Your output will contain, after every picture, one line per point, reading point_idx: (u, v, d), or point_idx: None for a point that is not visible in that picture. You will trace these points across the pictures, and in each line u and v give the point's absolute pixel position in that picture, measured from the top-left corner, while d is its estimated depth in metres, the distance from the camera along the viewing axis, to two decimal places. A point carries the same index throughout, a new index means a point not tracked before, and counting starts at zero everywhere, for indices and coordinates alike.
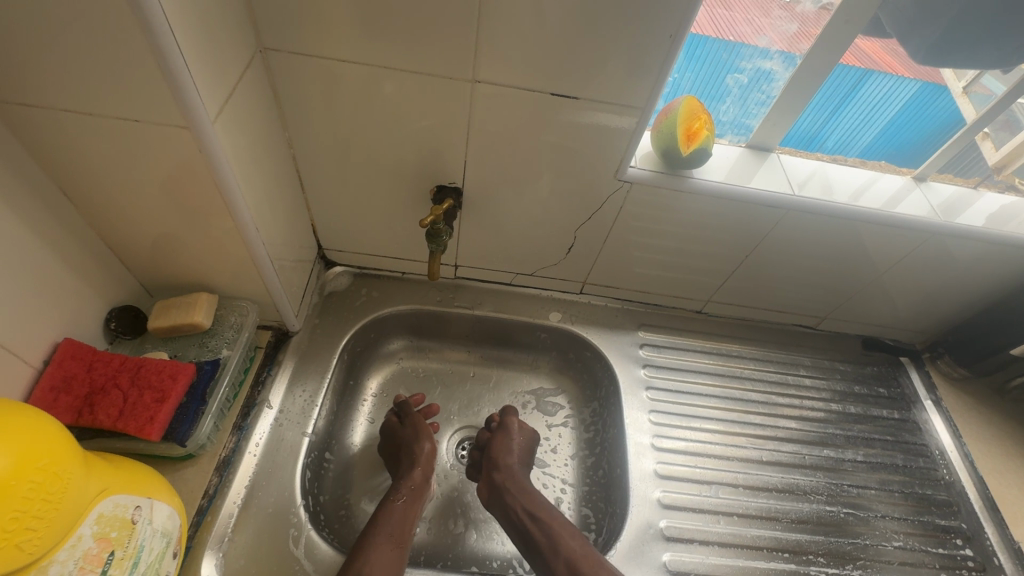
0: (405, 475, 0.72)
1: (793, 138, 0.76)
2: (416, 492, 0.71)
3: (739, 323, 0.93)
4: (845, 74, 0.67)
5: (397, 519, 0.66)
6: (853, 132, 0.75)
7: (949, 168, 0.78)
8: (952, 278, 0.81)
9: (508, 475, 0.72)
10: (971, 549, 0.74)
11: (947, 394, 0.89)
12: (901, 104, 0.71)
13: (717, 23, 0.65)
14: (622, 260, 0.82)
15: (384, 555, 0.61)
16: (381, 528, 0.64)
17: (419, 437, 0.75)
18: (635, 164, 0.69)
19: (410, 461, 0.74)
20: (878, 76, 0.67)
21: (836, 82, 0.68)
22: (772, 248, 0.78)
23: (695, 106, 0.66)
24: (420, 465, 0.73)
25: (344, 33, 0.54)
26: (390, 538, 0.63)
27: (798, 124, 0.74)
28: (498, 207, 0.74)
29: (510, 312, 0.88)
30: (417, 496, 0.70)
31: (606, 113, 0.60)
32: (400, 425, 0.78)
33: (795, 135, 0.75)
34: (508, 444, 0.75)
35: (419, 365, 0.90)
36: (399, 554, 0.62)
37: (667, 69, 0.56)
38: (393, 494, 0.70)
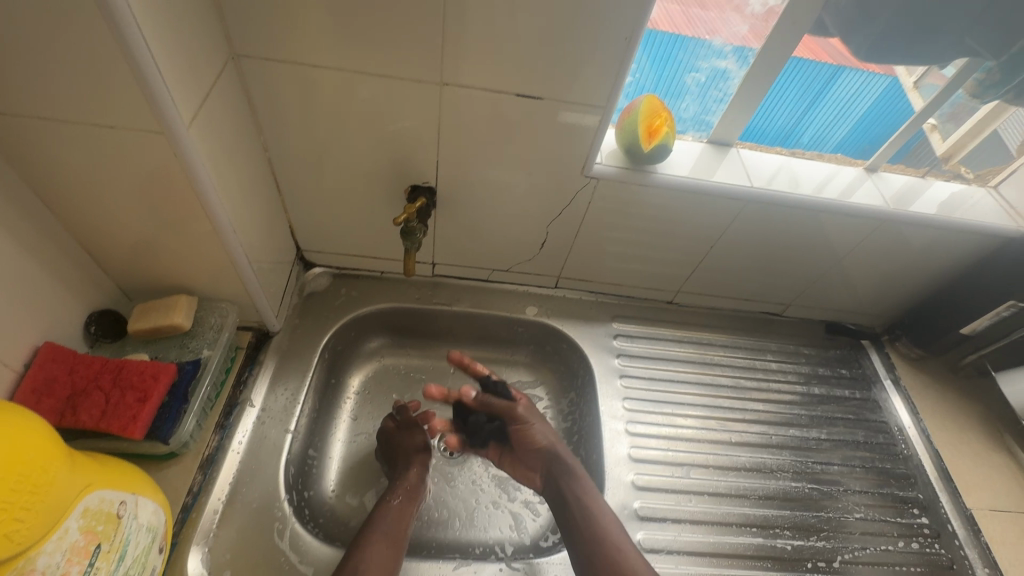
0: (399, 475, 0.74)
1: (764, 134, 0.79)
2: (411, 492, 0.72)
3: (709, 312, 0.97)
4: (814, 68, 0.70)
5: (392, 519, 0.68)
6: (819, 125, 0.78)
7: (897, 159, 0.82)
8: (904, 262, 0.85)
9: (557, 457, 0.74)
10: (927, 517, 0.78)
11: (904, 373, 0.94)
12: (871, 99, 0.74)
13: (693, 22, 0.67)
14: (594, 253, 0.85)
15: (380, 552, 0.63)
16: (378, 529, 0.66)
17: (418, 437, 0.78)
18: (601, 160, 0.71)
19: (406, 462, 0.76)
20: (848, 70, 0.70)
21: (804, 76, 0.71)
22: (735, 239, 0.82)
23: (656, 104, 0.69)
24: (417, 466, 0.75)
25: (315, 39, 0.56)
26: (385, 537, 0.65)
27: (767, 120, 0.77)
28: (472, 205, 0.76)
29: (488, 308, 0.90)
30: (411, 497, 0.72)
31: (571, 112, 0.63)
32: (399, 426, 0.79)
33: (768, 133, 0.78)
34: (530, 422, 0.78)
35: (400, 362, 0.92)
36: (395, 552, 0.64)
37: (625, 69, 0.59)
38: (388, 496, 0.71)
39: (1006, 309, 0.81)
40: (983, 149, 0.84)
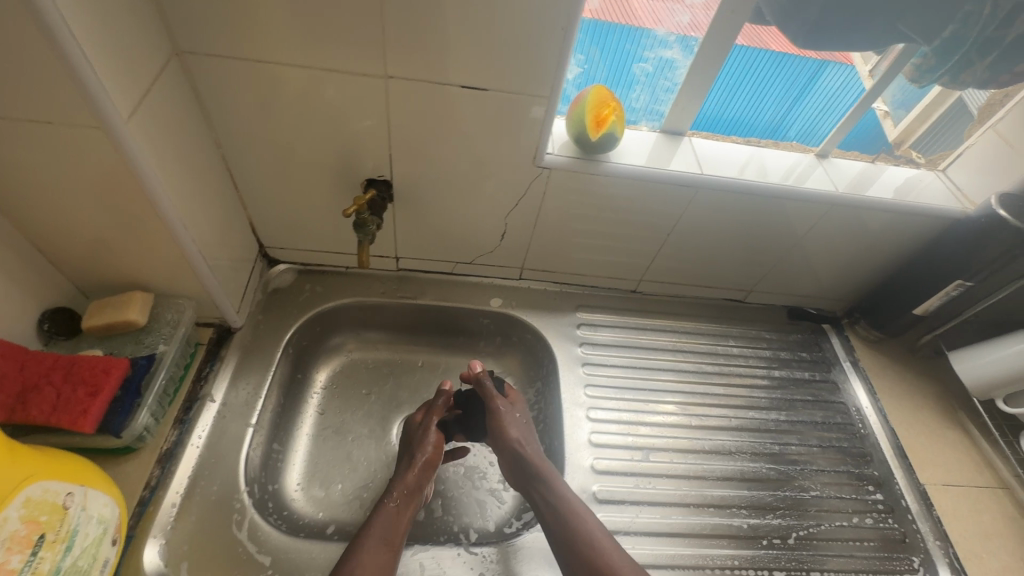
0: (403, 474, 0.72)
1: (754, 128, 0.83)
2: (410, 495, 0.70)
3: (672, 300, 0.99)
4: (756, 58, 0.74)
5: (390, 522, 0.66)
6: (768, 114, 0.82)
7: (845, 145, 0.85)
8: (857, 246, 0.87)
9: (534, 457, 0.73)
10: (882, 494, 0.80)
11: (863, 355, 0.96)
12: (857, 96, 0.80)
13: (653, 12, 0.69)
14: (553, 244, 0.87)
15: (376, 557, 0.62)
16: (375, 532, 0.64)
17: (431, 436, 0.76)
18: (553, 150, 0.73)
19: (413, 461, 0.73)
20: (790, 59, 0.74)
21: (747, 66, 0.75)
22: (690, 227, 0.84)
23: (603, 94, 0.70)
24: (425, 468, 0.73)
25: (257, 35, 0.57)
26: (382, 540, 0.64)
27: (716, 111, 0.81)
28: (429, 198, 0.77)
29: (452, 301, 0.91)
30: (412, 499, 0.70)
31: (517, 103, 0.64)
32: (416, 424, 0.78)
33: (759, 126, 0.83)
34: (511, 422, 0.76)
35: (368, 357, 0.94)
36: (390, 558, 0.62)
37: (565, 58, 0.60)
38: (389, 496, 0.70)
39: (953, 289, 0.83)
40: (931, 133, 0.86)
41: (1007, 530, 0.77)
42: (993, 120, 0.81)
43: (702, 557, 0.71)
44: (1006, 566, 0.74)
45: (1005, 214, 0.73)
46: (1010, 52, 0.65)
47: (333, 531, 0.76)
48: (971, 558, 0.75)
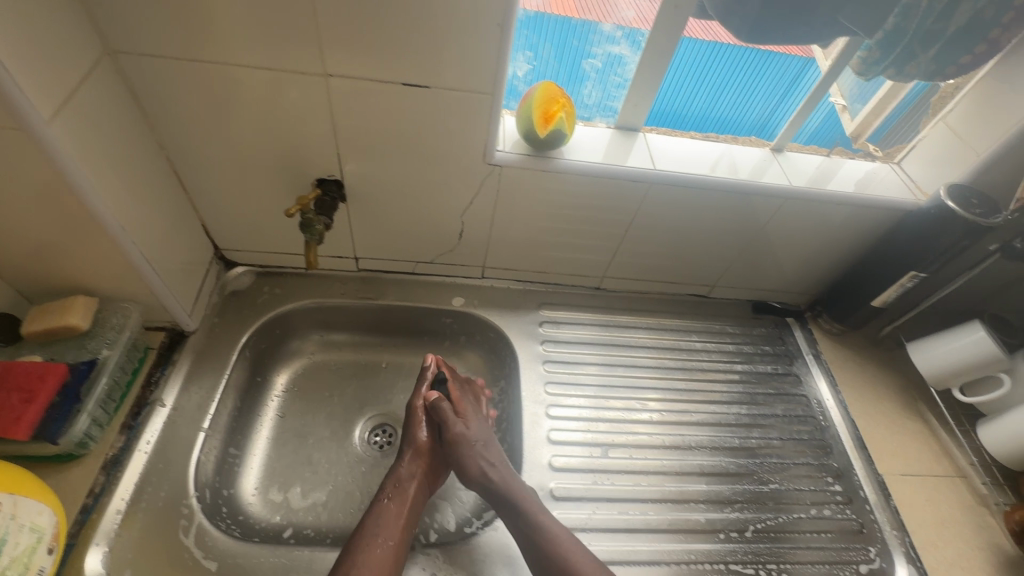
0: (395, 469, 0.74)
1: (741, 126, 0.85)
2: (402, 489, 0.72)
3: (636, 296, 0.99)
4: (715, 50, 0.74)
5: (386, 518, 0.68)
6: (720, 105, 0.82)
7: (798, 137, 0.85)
8: (814, 240, 0.88)
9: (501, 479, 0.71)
10: (840, 485, 0.80)
11: (825, 348, 0.96)
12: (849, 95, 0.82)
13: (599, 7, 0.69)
14: (512, 241, 0.86)
15: (374, 552, 0.63)
16: (369, 530, 0.66)
17: (421, 430, 0.78)
18: (504, 148, 0.72)
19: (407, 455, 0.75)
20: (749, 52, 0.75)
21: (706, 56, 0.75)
22: (648, 224, 0.84)
23: (552, 90, 0.70)
24: (416, 460, 0.75)
25: (190, 33, 0.56)
26: (380, 536, 0.65)
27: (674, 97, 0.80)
28: (382, 198, 0.77)
29: (413, 301, 0.91)
30: (404, 490, 0.71)
31: (460, 100, 0.64)
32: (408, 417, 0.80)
33: (746, 125, 0.85)
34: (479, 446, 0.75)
35: (331, 359, 0.93)
36: (388, 551, 0.64)
37: (505, 53, 0.59)
38: (384, 493, 0.71)
39: (909, 280, 0.83)
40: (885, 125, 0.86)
41: (963, 519, 0.78)
42: (945, 112, 0.81)
43: (659, 552, 0.71)
44: (961, 553, 0.75)
45: (953, 204, 0.73)
46: (953, 42, 0.66)
47: (290, 535, 0.75)
48: (927, 546, 0.75)
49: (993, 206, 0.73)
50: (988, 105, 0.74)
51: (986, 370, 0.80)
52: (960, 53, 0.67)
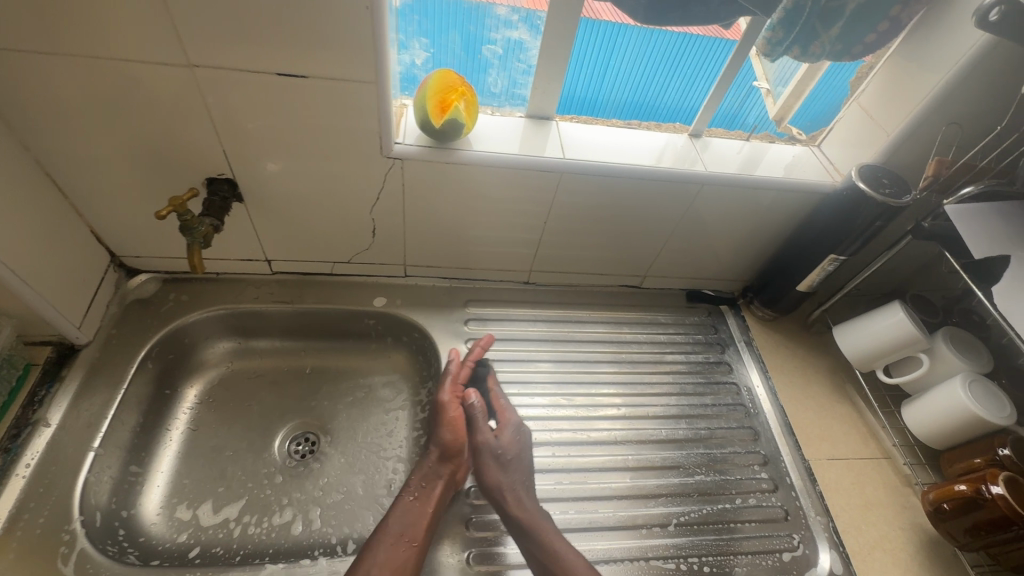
0: (424, 465, 0.72)
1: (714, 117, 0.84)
2: (430, 488, 0.69)
3: (567, 289, 0.97)
4: (592, 32, 0.71)
5: (411, 518, 0.66)
6: (625, 91, 0.80)
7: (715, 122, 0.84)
8: (737, 226, 0.87)
9: (516, 504, 0.68)
10: (767, 472, 0.79)
11: (757, 334, 0.96)
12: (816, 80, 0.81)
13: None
14: (429, 237, 0.84)
15: (394, 554, 0.63)
16: (394, 531, 0.65)
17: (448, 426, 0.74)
18: (403, 140, 0.69)
19: (432, 450, 0.73)
20: (631, 28, 0.71)
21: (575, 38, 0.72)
22: (566, 215, 0.82)
23: (448, 78, 0.67)
24: (438, 453, 0.72)
25: (28, 23, 0.52)
26: (402, 537, 0.64)
27: (569, 89, 0.79)
28: (282, 196, 0.73)
29: (331, 303, 0.88)
30: (431, 488, 0.69)
31: (343, 90, 0.61)
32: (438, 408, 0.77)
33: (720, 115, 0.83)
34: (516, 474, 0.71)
35: (249, 366, 0.89)
36: (412, 553, 0.63)
37: (381, 38, 0.56)
38: (411, 489, 0.70)
39: (830, 263, 0.82)
40: (804, 110, 0.85)
41: (886, 500, 0.78)
42: (858, 92, 0.80)
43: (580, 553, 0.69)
44: (883, 535, 0.74)
45: (864, 185, 0.72)
46: (855, 20, 0.64)
47: (196, 554, 0.72)
48: (849, 529, 0.75)
49: (902, 186, 0.73)
50: (897, 84, 0.73)
51: (906, 350, 0.80)
52: (864, 31, 0.66)
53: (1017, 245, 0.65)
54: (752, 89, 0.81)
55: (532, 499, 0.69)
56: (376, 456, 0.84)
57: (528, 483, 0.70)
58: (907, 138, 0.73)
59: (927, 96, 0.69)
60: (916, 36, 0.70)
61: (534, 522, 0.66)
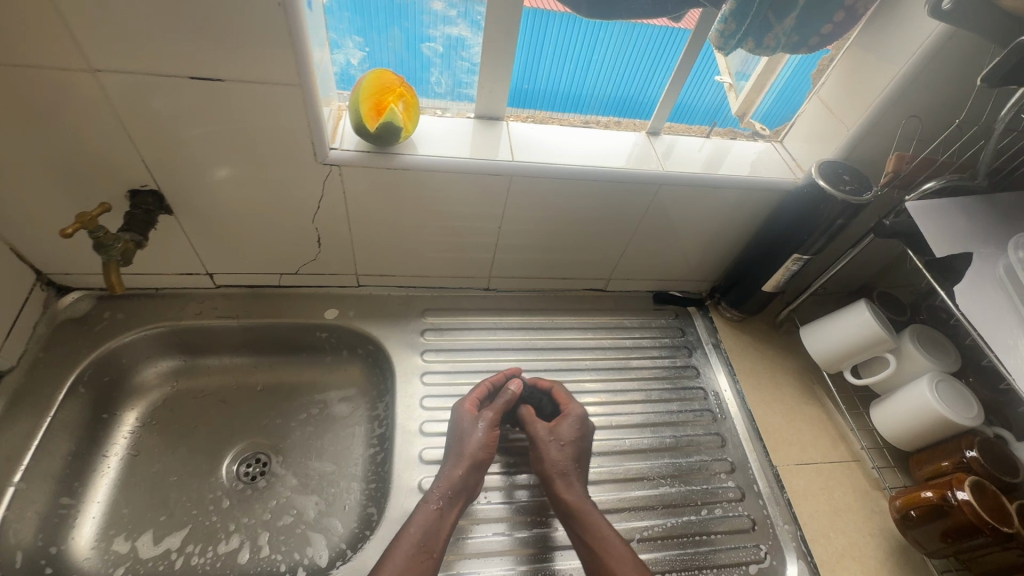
0: (450, 472, 0.68)
1: (696, 112, 0.81)
2: (457, 495, 0.67)
3: (530, 294, 0.94)
4: (573, 26, 0.68)
5: (437, 527, 0.64)
6: (610, 88, 0.78)
7: (696, 119, 0.82)
8: (700, 226, 0.84)
9: (565, 489, 0.68)
10: (733, 481, 0.77)
11: (725, 336, 0.93)
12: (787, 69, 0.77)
13: None
14: (379, 246, 0.80)
15: (415, 564, 0.60)
16: (417, 540, 0.62)
17: (477, 433, 0.70)
18: (339, 145, 0.65)
19: (456, 459, 0.69)
20: (615, 24, 0.68)
21: (546, 25, 0.68)
22: (521, 219, 0.79)
23: (383, 79, 0.63)
24: (463, 462, 0.68)
25: None
26: (424, 547, 0.61)
27: (550, 85, 0.76)
28: (216, 207, 0.69)
29: (279, 316, 0.84)
30: (457, 497, 0.66)
31: (264, 93, 0.57)
32: (459, 420, 0.73)
33: (703, 110, 0.81)
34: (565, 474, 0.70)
35: (195, 385, 0.85)
36: (430, 564, 0.61)
37: (298, 36, 0.53)
38: (432, 495, 0.66)
39: (794, 263, 0.80)
40: (772, 103, 0.82)
41: (855, 505, 0.76)
42: (817, 85, 0.77)
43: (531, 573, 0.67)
44: (852, 543, 0.72)
45: (823, 183, 0.70)
46: (809, 10, 0.60)
47: None
48: (817, 538, 0.72)
49: (863, 182, 0.70)
50: (857, 77, 0.70)
51: (872, 351, 0.78)
52: (821, 21, 0.62)
53: (978, 242, 0.63)
54: (713, 84, 0.78)
55: (582, 485, 0.70)
56: (329, 475, 0.81)
57: (580, 467, 0.71)
58: (868, 132, 0.71)
59: (886, 89, 0.67)
60: (875, 26, 0.67)
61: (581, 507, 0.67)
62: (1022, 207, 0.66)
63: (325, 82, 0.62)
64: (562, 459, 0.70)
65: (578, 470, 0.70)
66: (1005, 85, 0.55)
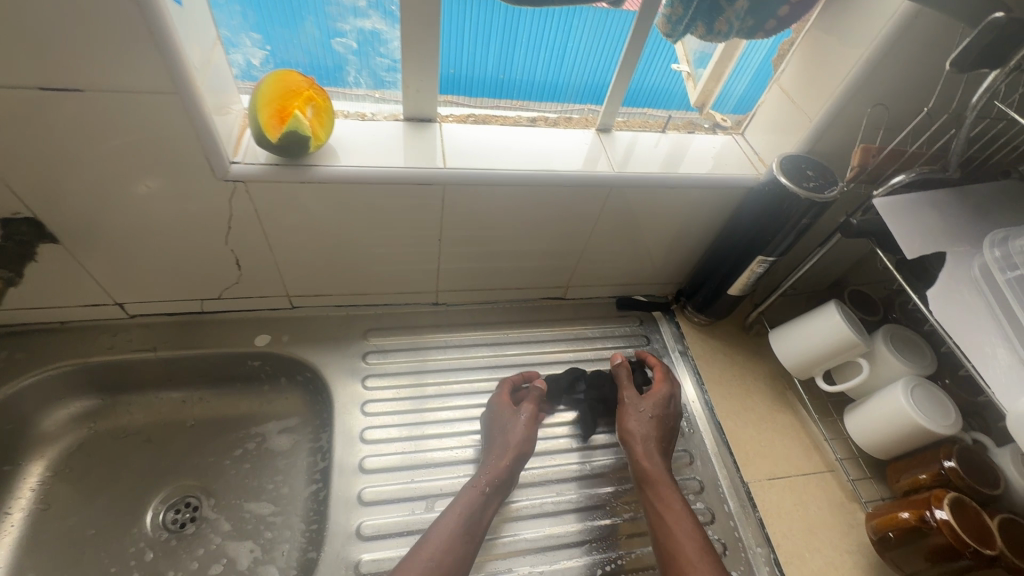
0: (494, 460, 0.68)
1: (675, 97, 0.75)
2: (502, 485, 0.66)
3: (485, 307, 0.87)
4: (527, 13, 0.61)
5: (480, 512, 0.63)
6: (585, 73, 0.70)
7: (676, 104, 0.76)
8: (661, 229, 0.78)
9: (646, 456, 0.69)
10: (702, 502, 0.72)
11: (693, 342, 0.88)
12: (763, 53, 0.71)
13: None
14: (307, 265, 0.73)
15: (455, 546, 0.60)
16: (454, 528, 0.61)
17: (516, 425, 0.70)
18: (240, 158, 0.57)
19: (500, 451, 0.68)
20: (588, 10, 0.62)
21: (488, 12, 0.61)
22: (464, 230, 0.72)
23: (285, 83, 0.55)
24: (510, 454, 0.68)
25: None
26: (468, 530, 0.61)
27: (526, 75, 0.69)
28: (110, 232, 0.61)
29: (204, 347, 0.76)
30: (506, 480, 0.66)
31: (137, 104, 0.49)
32: (498, 412, 0.72)
33: (678, 96, 0.76)
34: (643, 444, 0.70)
35: (115, 425, 0.77)
36: (470, 549, 0.60)
37: (162, 36, 0.45)
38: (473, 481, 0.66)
39: (759, 265, 0.74)
40: (747, 86, 0.75)
41: (831, 521, 0.71)
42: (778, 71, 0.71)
43: None
44: (829, 563, 0.68)
45: (785, 180, 0.64)
46: None
47: None
48: (792, 560, 0.68)
49: (828, 178, 0.65)
50: (817, 62, 0.65)
51: (844, 356, 0.73)
52: (775, 4, 0.55)
53: (951, 239, 0.58)
54: (673, 73, 0.72)
55: (666, 460, 0.69)
56: (267, 518, 0.74)
57: (664, 440, 0.71)
58: (829, 123, 0.65)
59: (846, 75, 0.61)
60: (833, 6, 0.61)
61: (660, 478, 0.67)
62: (995, 198, 0.61)
63: (218, 87, 0.55)
64: (654, 432, 0.71)
65: (662, 447, 0.70)
66: (976, 67, 0.49)
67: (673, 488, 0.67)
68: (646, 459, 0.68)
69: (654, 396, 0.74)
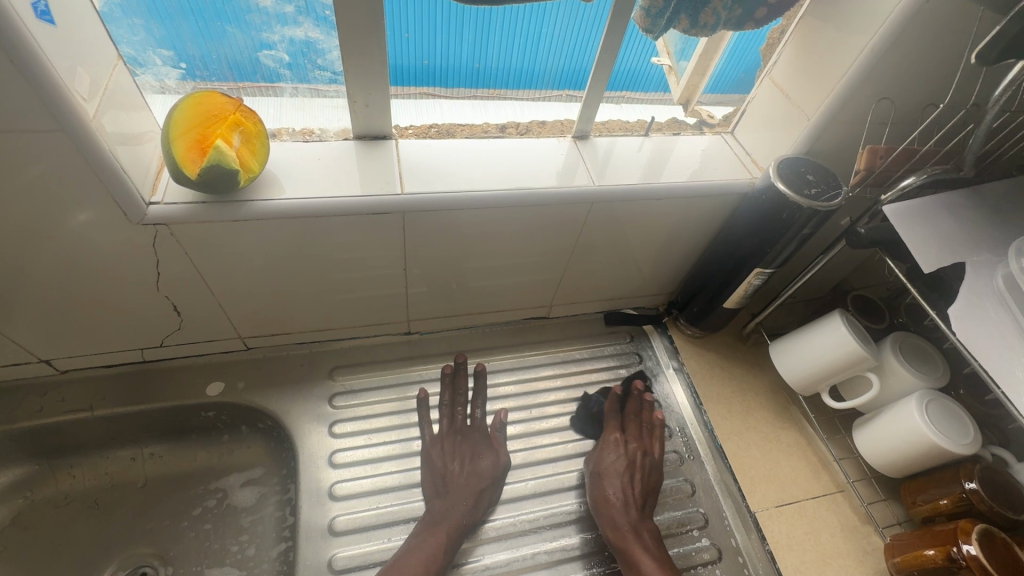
0: (460, 489, 0.64)
1: (653, 81, 0.68)
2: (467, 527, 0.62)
3: (462, 332, 0.80)
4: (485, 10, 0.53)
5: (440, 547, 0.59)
6: (561, 60, 0.62)
7: (654, 88, 0.69)
8: (648, 241, 0.71)
9: (609, 517, 0.63)
10: (708, 538, 0.66)
11: (689, 357, 0.82)
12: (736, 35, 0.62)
13: None
14: (260, 304, 0.65)
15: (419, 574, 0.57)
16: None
17: (479, 463, 0.67)
18: (159, 196, 0.49)
19: (466, 492, 0.64)
20: None
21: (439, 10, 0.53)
22: (432, 257, 0.65)
23: (202, 108, 0.47)
24: (481, 504, 0.64)
25: None
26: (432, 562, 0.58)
27: (502, 62, 0.61)
28: (15, 288, 0.53)
29: (149, 400, 0.68)
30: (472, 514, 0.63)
31: (17, 146, 0.41)
32: (470, 447, 0.68)
33: (657, 80, 0.68)
34: (610, 498, 0.65)
35: (53, 493, 0.69)
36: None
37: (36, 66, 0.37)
38: (437, 508, 0.63)
39: (756, 277, 0.68)
40: (726, 65, 0.66)
41: (845, 549, 0.66)
42: (768, 64, 0.64)
43: None
44: None
45: (783, 186, 0.58)
46: None
47: None
48: None
49: (830, 183, 0.59)
50: (809, 53, 0.58)
51: (851, 371, 0.67)
52: None
53: (969, 248, 0.52)
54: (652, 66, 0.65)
55: (632, 515, 0.63)
56: None
57: (632, 491, 0.65)
58: (828, 121, 0.59)
59: (842, 69, 0.55)
60: None
61: (624, 541, 0.61)
62: (1010, 198, 0.56)
63: (124, 118, 0.47)
64: (610, 489, 0.65)
65: (630, 499, 0.65)
66: (1000, 58, 0.43)
67: (644, 546, 0.61)
68: (611, 516, 0.63)
69: (611, 448, 0.69)
